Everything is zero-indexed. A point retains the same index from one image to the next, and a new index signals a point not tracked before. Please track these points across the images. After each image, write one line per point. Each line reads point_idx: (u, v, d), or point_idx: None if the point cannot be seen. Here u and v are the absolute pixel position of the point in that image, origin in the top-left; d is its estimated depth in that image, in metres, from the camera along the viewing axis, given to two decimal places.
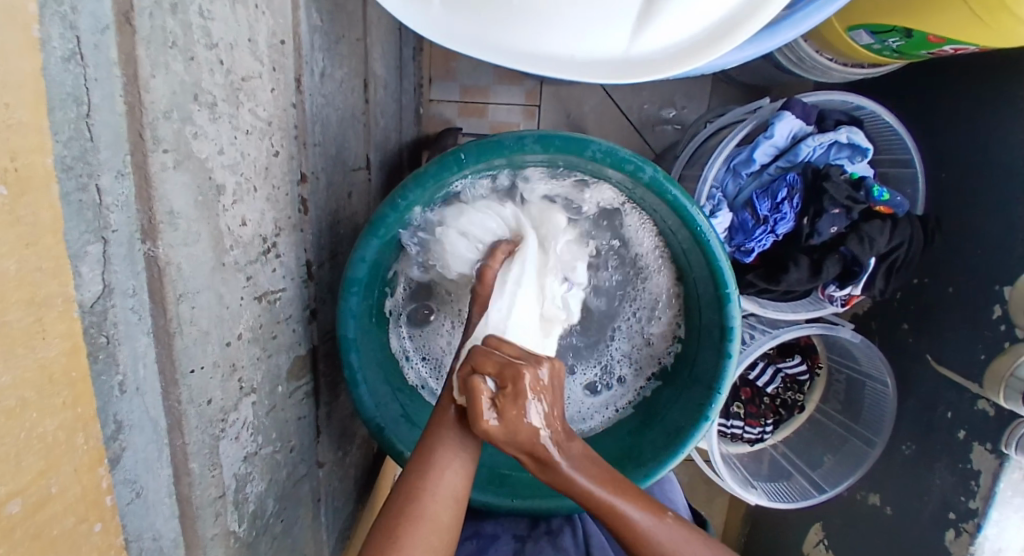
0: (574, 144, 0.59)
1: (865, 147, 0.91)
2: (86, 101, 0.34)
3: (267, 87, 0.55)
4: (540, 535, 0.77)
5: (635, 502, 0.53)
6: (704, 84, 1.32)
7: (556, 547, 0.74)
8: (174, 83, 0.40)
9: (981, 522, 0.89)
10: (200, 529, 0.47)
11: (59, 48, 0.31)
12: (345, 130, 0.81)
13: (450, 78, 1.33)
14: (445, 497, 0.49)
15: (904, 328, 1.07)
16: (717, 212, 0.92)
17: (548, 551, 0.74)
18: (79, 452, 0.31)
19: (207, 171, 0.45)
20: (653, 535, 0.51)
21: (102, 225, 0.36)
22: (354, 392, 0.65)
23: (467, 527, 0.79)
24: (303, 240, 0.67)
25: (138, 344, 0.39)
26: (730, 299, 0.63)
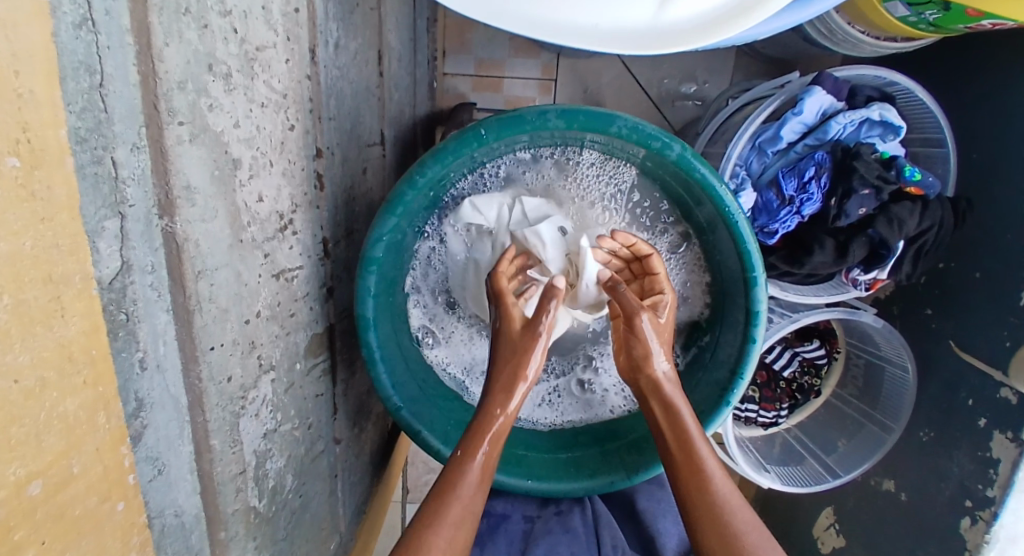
0: (599, 120, 0.57)
1: (897, 125, 0.87)
2: (99, 71, 0.32)
3: (282, 58, 0.53)
4: (549, 514, 0.77)
5: (717, 508, 0.54)
6: (727, 58, 1.27)
7: (563, 526, 0.75)
8: (188, 52, 0.39)
9: (998, 511, 0.88)
10: (222, 504, 0.48)
11: (70, 13, 0.29)
12: (359, 104, 0.79)
13: (464, 51, 1.30)
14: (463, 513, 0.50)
15: (927, 313, 1.05)
16: (742, 191, 0.90)
17: (557, 528, 0.75)
18: (101, 431, 0.31)
19: (222, 145, 0.44)
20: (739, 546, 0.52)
21: (118, 200, 0.35)
22: (372, 371, 0.64)
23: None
24: (320, 217, 0.66)
25: (157, 321, 0.39)
26: (756, 283, 0.61)
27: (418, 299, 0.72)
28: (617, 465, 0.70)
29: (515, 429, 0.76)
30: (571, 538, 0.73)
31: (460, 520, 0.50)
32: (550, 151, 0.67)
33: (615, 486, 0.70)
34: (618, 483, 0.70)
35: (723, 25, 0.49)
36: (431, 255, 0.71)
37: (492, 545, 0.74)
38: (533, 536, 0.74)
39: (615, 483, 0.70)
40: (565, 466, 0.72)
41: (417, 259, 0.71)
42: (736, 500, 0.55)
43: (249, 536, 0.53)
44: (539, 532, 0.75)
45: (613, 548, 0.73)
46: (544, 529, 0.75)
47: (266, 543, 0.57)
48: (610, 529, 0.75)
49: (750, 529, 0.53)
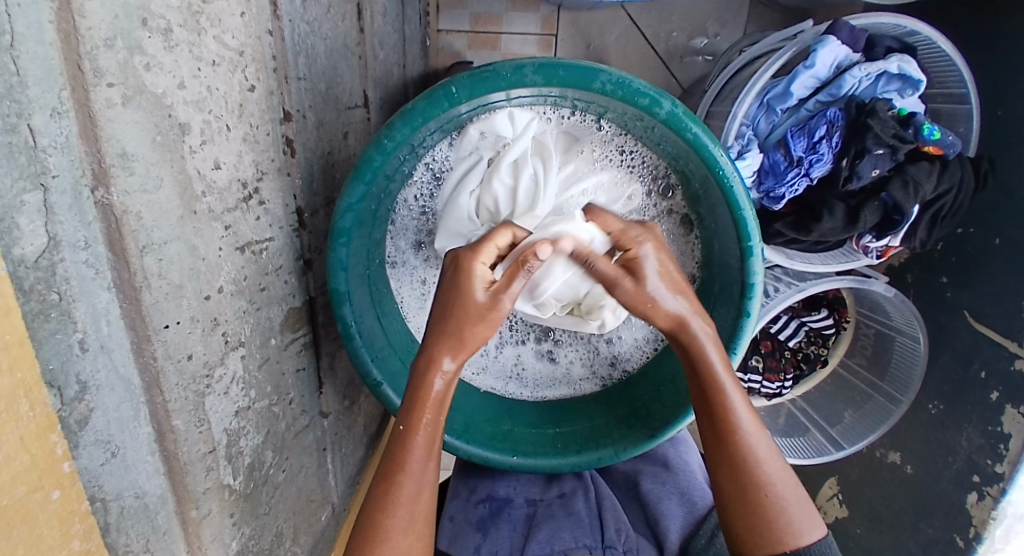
0: (581, 74, 0.52)
1: (917, 78, 0.80)
2: (8, 30, 0.29)
3: (235, 11, 0.49)
4: (552, 498, 0.76)
5: (750, 458, 0.56)
6: (740, 8, 1.18)
7: (568, 511, 0.72)
8: (116, 4, 0.34)
9: (1005, 487, 0.88)
10: (191, 484, 0.47)
11: None
12: (336, 63, 0.74)
13: (460, 5, 1.22)
14: (413, 518, 0.52)
15: (942, 281, 1.00)
16: (747, 153, 0.83)
17: (561, 511, 0.72)
18: (24, 419, 0.29)
19: (165, 108, 0.40)
20: (757, 496, 0.55)
21: (39, 170, 0.32)
22: (349, 347, 0.62)
23: (481, 488, 0.79)
24: (292, 185, 0.63)
25: (98, 300, 0.36)
26: (752, 253, 0.57)
27: (398, 264, 0.69)
28: (605, 440, 0.69)
29: (501, 402, 0.74)
30: (572, 521, 0.69)
31: (410, 526, 0.52)
32: (563, 109, 0.62)
33: (601, 462, 0.68)
34: (604, 459, 0.68)
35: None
36: (410, 212, 0.67)
37: (495, 531, 0.73)
38: (536, 519, 0.72)
39: (603, 459, 0.68)
40: (552, 441, 0.71)
41: (393, 228, 0.67)
42: (764, 448, 0.56)
43: (226, 512, 0.53)
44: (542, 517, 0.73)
45: (617, 531, 0.68)
46: (546, 513, 0.72)
47: (246, 518, 0.56)
48: (612, 511, 0.72)
49: (778, 480, 0.55)
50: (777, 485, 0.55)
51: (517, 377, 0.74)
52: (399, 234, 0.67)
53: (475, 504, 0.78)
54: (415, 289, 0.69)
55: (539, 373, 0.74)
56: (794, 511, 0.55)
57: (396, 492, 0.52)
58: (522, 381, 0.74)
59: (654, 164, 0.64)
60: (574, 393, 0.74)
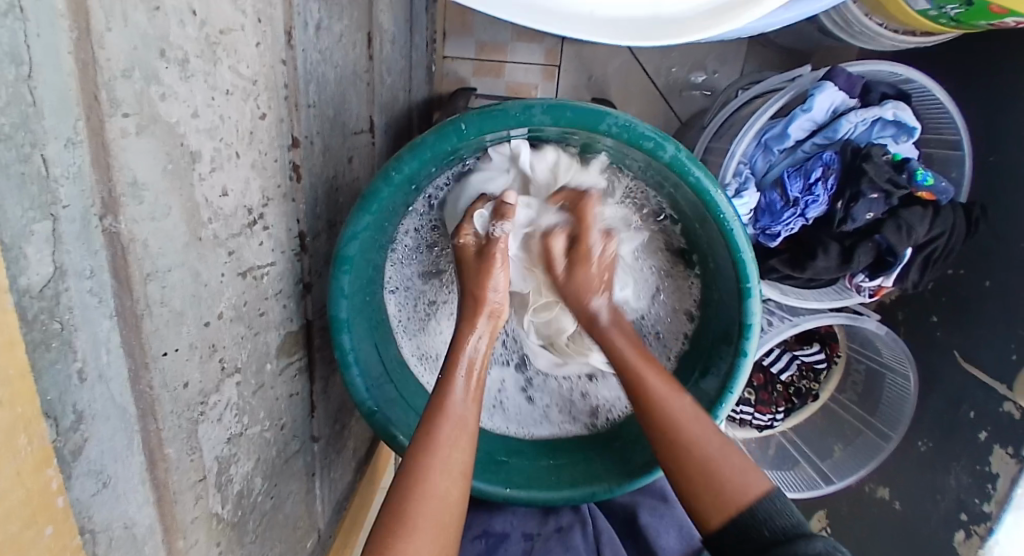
0: (588, 116, 0.53)
1: (912, 125, 0.82)
2: (26, 62, 0.28)
3: (251, 40, 0.49)
4: (550, 533, 0.75)
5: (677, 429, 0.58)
6: (739, 47, 1.22)
7: (565, 545, 0.72)
8: (135, 37, 0.35)
9: (993, 526, 0.90)
10: (179, 512, 0.46)
11: None
12: (345, 89, 0.75)
13: (466, 33, 1.25)
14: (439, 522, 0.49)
15: (932, 321, 1.01)
16: (744, 191, 0.85)
17: (558, 548, 0.72)
18: (23, 452, 0.29)
19: (178, 136, 0.41)
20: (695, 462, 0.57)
21: (50, 200, 0.31)
22: (347, 374, 0.61)
23: (475, 523, 0.77)
24: (296, 210, 0.63)
25: (99, 328, 0.36)
26: (749, 294, 0.58)
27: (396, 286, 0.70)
28: (600, 477, 0.68)
29: (491, 433, 0.74)
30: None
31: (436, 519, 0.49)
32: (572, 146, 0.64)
33: (596, 497, 0.67)
34: (599, 493, 0.67)
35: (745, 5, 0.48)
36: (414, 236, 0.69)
37: None
38: None
39: (597, 494, 0.67)
40: (545, 473, 0.70)
41: (395, 252, 0.68)
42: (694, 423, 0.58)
43: (212, 542, 0.52)
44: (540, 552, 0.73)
45: None
46: (544, 550, 0.72)
47: (232, 547, 0.55)
48: (611, 547, 0.73)
49: (709, 443, 0.57)
50: (718, 455, 0.56)
51: (499, 408, 0.76)
52: (404, 261, 0.69)
53: (471, 540, 0.75)
54: (416, 310, 0.71)
55: (521, 408, 0.77)
56: (745, 485, 0.56)
57: (425, 481, 0.50)
58: (504, 412, 0.76)
59: (661, 204, 0.66)
60: (553, 433, 0.75)
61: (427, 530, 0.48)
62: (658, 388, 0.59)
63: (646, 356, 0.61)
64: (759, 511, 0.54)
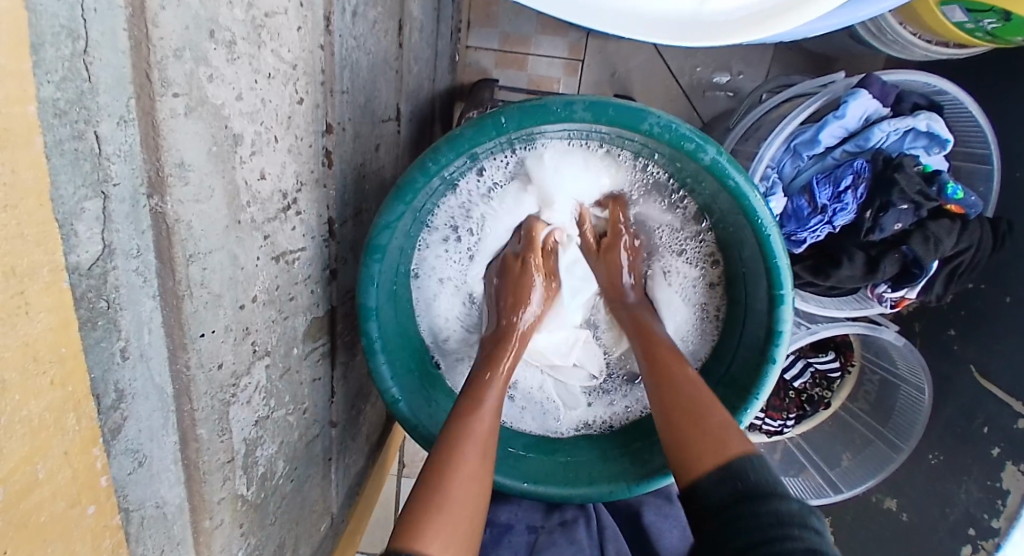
0: (629, 115, 0.53)
1: (945, 138, 0.81)
2: (83, 36, 0.28)
3: (293, 25, 0.49)
4: (553, 526, 0.74)
5: (690, 404, 0.56)
6: (767, 48, 1.20)
7: (569, 539, 0.71)
8: (188, 16, 0.35)
9: (1001, 542, 0.91)
10: (208, 494, 0.46)
11: None
12: (376, 77, 0.74)
13: (491, 24, 1.23)
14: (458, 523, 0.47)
15: (951, 334, 1.00)
16: (772, 195, 0.84)
17: (562, 540, 0.71)
18: (71, 432, 0.29)
19: (223, 119, 0.41)
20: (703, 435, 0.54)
21: (101, 178, 0.31)
22: (372, 362, 0.61)
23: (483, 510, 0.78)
24: (326, 196, 0.63)
25: (142, 308, 0.36)
26: (782, 301, 0.57)
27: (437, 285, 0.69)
28: (619, 476, 0.67)
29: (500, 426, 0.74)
30: (575, 550, 0.70)
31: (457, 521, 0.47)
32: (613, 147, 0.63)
33: (612, 496, 0.67)
34: (617, 493, 0.66)
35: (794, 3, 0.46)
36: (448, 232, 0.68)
37: None
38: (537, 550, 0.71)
39: (614, 493, 0.66)
40: (563, 470, 0.70)
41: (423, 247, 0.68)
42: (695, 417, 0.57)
43: (236, 522, 0.52)
44: (544, 544, 0.72)
45: None
46: (547, 541, 0.72)
47: (253, 528, 0.56)
48: (615, 545, 0.72)
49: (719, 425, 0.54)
50: (730, 440, 0.52)
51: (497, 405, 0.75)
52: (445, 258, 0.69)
53: None
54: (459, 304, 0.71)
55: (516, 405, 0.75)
56: (745, 465, 0.49)
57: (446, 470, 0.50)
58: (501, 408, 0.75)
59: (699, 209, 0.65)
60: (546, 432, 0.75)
61: (460, 533, 0.47)
62: (678, 371, 0.59)
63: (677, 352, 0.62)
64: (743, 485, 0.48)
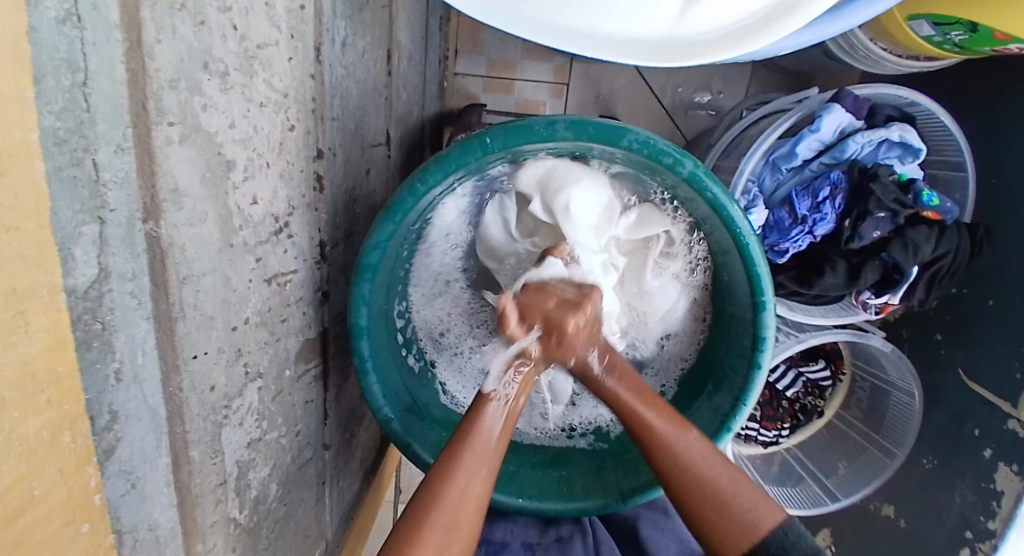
0: (609, 133, 0.55)
1: (917, 148, 0.84)
2: (82, 68, 0.29)
3: (284, 56, 0.51)
4: (550, 542, 0.74)
5: (678, 464, 0.56)
6: (744, 68, 1.25)
7: (565, 552, 0.72)
8: (182, 49, 0.36)
9: (997, 544, 0.88)
10: (200, 518, 0.46)
11: (53, 7, 0.26)
12: (365, 104, 0.77)
13: (477, 51, 1.27)
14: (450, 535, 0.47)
15: (937, 339, 1.02)
16: (753, 208, 0.86)
17: None
18: (65, 451, 0.29)
19: (216, 145, 0.42)
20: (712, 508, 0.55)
21: (98, 203, 0.32)
22: (364, 381, 0.62)
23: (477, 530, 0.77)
24: (318, 219, 0.64)
25: (137, 330, 0.37)
26: (764, 308, 0.59)
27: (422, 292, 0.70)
28: (612, 488, 0.68)
29: None
30: None
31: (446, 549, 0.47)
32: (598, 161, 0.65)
33: (607, 509, 0.67)
34: (610, 506, 0.67)
35: (764, 26, 0.50)
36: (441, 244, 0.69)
37: None
38: None
39: (607, 506, 0.67)
40: (557, 485, 0.71)
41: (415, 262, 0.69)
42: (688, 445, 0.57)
43: (228, 547, 0.52)
44: None
45: None
46: None
47: (246, 553, 0.55)
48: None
49: (717, 476, 0.55)
50: (736, 499, 0.55)
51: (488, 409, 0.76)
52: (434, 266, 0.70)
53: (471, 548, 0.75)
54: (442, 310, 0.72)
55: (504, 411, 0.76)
56: (761, 519, 0.54)
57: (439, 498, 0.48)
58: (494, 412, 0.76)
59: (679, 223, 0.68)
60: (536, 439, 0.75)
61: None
62: (661, 427, 0.57)
63: (644, 395, 0.59)
64: (773, 546, 0.53)
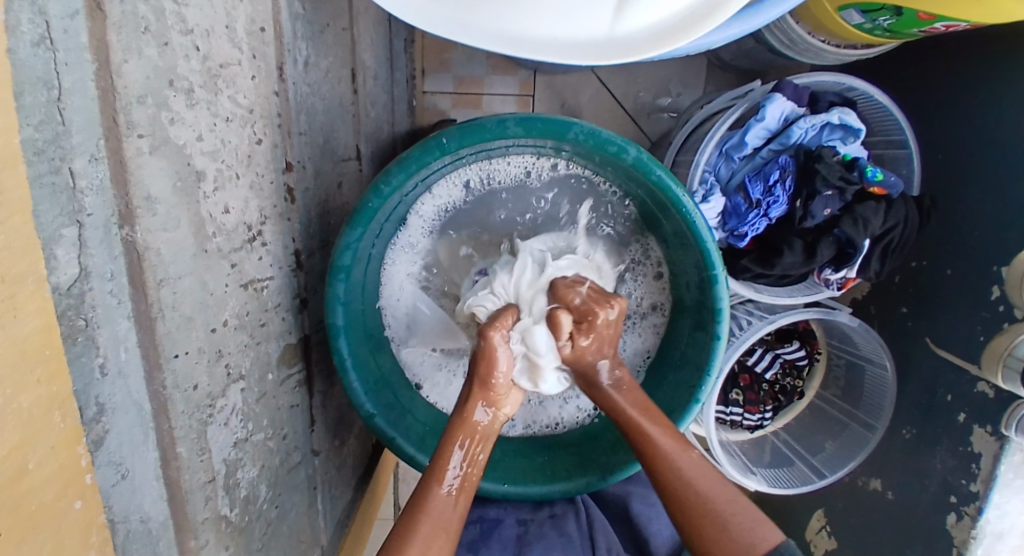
0: (556, 126, 0.59)
1: (857, 128, 0.90)
2: (56, 85, 0.33)
3: (247, 74, 0.55)
4: (543, 518, 0.75)
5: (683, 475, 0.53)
6: (699, 69, 1.31)
7: (559, 530, 0.73)
8: (148, 67, 0.40)
9: (982, 505, 0.90)
10: (191, 512, 0.48)
11: (28, 32, 0.30)
12: (332, 121, 0.80)
13: (443, 69, 1.33)
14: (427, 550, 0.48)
15: (902, 311, 1.07)
16: (710, 197, 0.92)
17: (552, 532, 0.73)
18: (55, 430, 0.32)
19: (185, 157, 0.45)
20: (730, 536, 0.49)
21: (76, 208, 0.35)
22: (345, 380, 0.65)
23: (473, 508, 0.77)
24: (291, 229, 0.67)
25: (119, 327, 0.39)
26: (717, 281, 0.62)
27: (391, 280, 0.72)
28: (593, 466, 0.71)
29: None
30: (565, 542, 0.71)
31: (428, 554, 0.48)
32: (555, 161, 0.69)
33: (590, 487, 0.70)
34: (593, 484, 0.70)
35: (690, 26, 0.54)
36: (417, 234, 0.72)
37: None
38: (526, 541, 0.72)
39: (590, 484, 0.70)
40: (541, 468, 0.73)
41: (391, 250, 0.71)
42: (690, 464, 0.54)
43: (221, 545, 0.53)
44: (534, 535, 0.73)
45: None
46: (537, 533, 0.73)
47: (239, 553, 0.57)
48: (604, 534, 0.74)
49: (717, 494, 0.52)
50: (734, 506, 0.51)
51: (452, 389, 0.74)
52: (405, 253, 0.72)
53: (466, 524, 0.75)
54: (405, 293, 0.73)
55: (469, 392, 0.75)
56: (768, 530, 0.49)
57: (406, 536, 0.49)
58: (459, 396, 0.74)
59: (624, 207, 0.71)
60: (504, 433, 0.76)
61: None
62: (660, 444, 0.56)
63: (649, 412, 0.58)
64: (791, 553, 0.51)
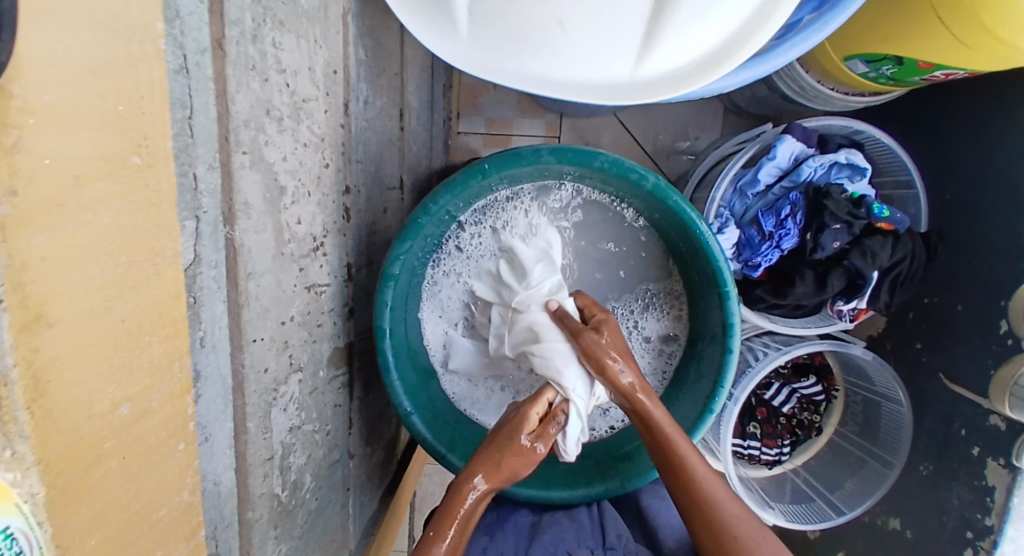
0: (584, 155, 0.67)
1: (863, 167, 0.96)
2: (189, 106, 0.42)
3: (322, 108, 0.64)
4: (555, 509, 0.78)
5: (708, 502, 0.64)
6: (716, 114, 1.40)
7: (571, 518, 0.75)
8: (253, 99, 0.49)
9: (997, 540, 0.89)
10: (251, 485, 0.53)
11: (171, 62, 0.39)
12: (382, 152, 0.90)
13: (476, 112, 1.44)
14: None
15: (917, 347, 1.09)
16: (725, 229, 0.98)
17: (564, 519, 0.75)
18: (173, 378, 0.39)
19: (274, 173, 0.54)
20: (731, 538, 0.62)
21: (196, 206, 0.43)
22: (387, 379, 0.71)
23: (489, 506, 0.81)
24: (346, 244, 0.75)
25: (216, 308, 0.47)
26: (729, 297, 0.68)
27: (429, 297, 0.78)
28: (612, 473, 0.74)
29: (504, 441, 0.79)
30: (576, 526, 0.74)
31: None
32: (579, 188, 0.76)
33: (609, 494, 0.73)
34: (612, 490, 0.73)
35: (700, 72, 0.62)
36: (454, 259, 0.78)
37: None
38: (540, 526, 0.74)
39: (610, 490, 0.73)
40: (563, 476, 0.76)
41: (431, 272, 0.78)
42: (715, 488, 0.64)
43: (271, 523, 0.58)
44: (548, 523, 0.75)
45: (618, 536, 0.72)
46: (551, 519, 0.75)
47: (285, 535, 0.61)
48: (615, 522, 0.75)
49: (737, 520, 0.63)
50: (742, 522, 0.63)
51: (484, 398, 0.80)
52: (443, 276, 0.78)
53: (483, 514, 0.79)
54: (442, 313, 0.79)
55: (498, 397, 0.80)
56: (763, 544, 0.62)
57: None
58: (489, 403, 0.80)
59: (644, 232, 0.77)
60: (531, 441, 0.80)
61: None
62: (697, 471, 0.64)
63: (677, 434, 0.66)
64: None
